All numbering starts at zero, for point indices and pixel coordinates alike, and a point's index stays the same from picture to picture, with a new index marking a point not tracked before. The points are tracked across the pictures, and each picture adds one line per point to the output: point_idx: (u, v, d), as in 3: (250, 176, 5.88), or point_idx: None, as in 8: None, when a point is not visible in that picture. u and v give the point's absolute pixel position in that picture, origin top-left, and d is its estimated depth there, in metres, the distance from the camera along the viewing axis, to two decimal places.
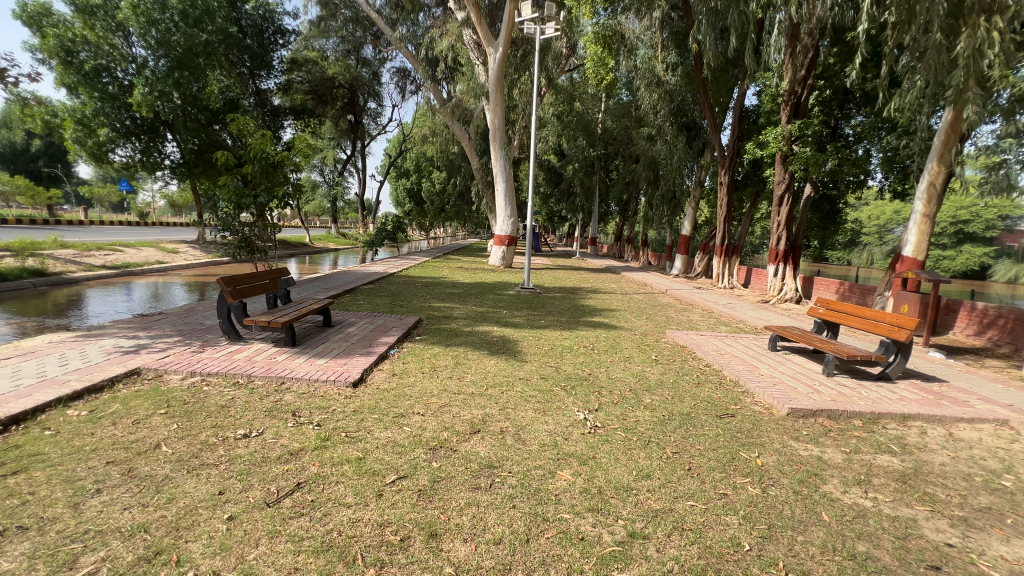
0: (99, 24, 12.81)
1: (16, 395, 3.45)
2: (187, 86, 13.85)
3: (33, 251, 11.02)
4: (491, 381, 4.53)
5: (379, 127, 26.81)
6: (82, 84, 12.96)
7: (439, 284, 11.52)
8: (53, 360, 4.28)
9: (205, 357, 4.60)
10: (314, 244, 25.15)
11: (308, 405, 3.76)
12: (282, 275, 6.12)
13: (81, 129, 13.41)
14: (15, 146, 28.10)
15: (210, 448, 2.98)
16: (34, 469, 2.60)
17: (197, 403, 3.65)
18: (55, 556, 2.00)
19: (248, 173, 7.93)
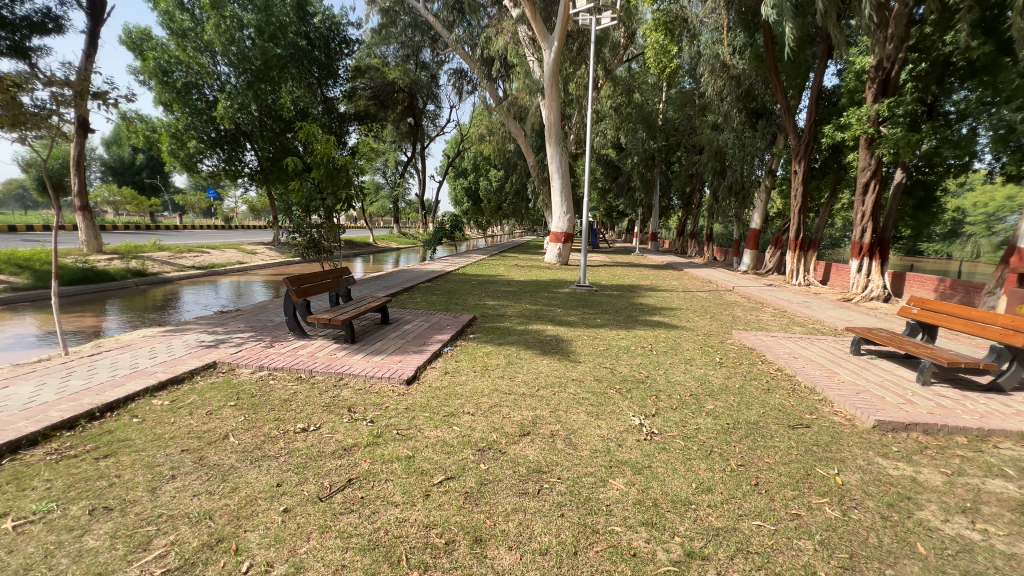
0: (190, 45, 14.04)
1: (111, 384, 3.82)
2: (264, 97, 14.91)
3: (136, 254, 12.31)
4: (543, 382, 4.44)
5: (438, 128, 27.46)
6: (176, 101, 14.26)
7: (494, 282, 11.57)
8: (144, 354, 4.72)
9: (273, 353, 4.89)
10: (377, 244, 26.27)
11: (364, 401, 3.87)
12: (344, 274, 6.37)
13: (175, 142, 14.83)
14: (124, 160, 31.58)
15: (272, 440, 3.13)
16: (121, 454, 2.84)
17: (262, 396, 3.86)
18: (132, 537, 2.16)
19: (316, 178, 8.31)
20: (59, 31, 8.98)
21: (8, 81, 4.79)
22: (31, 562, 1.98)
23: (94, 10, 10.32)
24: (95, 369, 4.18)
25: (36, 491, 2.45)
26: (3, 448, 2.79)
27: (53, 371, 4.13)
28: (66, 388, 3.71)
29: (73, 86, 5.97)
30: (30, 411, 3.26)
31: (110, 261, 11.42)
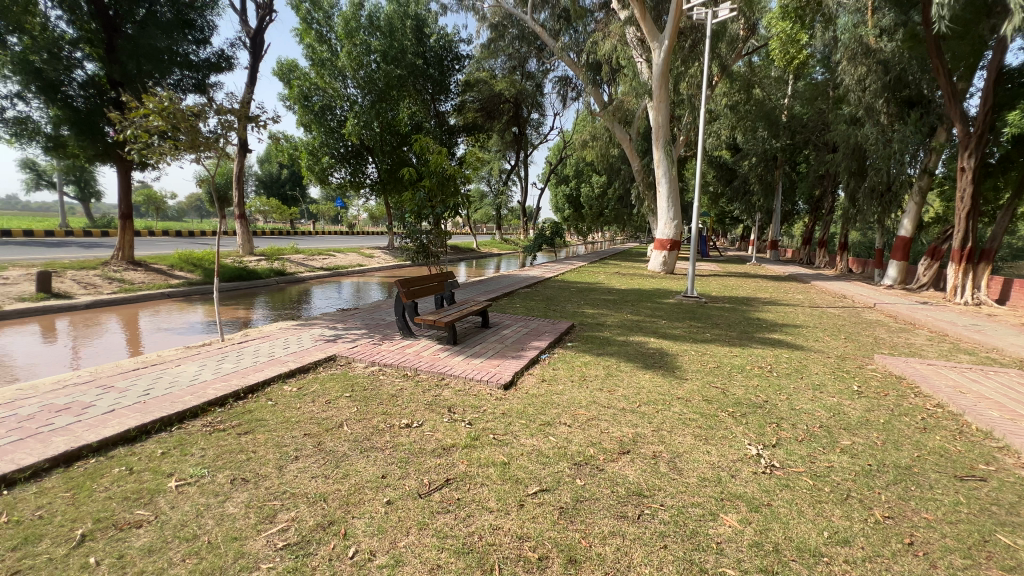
0: (326, 72, 15.87)
1: (253, 369, 4.39)
2: (384, 115, 16.34)
3: (278, 256, 14.15)
4: (645, 397, 4.18)
5: (541, 136, 27.82)
6: (314, 121, 16.20)
7: (594, 290, 11.32)
8: (279, 344, 5.36)
9: (384, 349, 5.26)
10: (480, 249, 27.33)
11: (463, 402, 3.97)
12: (449, 278, 6.66)
13: (312, 158, 16.85)
14: (272, 176, 36.65)
15: (380, 433, 3.34)
16: (257, 431, 3.23)
17: (373, 390, 4.15)
18: (262, 509, 2.41)
19: (427, 187, 8.83)
20: (229, 68, 10.70)
21: (189, 111, 5.76)
22: (186, 518, 2.29)
23: (255, 48, 12.14)
24: (242, 355, 4.84)
25: (193, 457, 2.86)
26: (171, 417, 3.32)
27: (211, 354, 4.86)
28: (220, 370, 4.33)
29: (237, 113, 7.05)
30: (193, 388, 3.85)
31: (258, 261, 13.28)
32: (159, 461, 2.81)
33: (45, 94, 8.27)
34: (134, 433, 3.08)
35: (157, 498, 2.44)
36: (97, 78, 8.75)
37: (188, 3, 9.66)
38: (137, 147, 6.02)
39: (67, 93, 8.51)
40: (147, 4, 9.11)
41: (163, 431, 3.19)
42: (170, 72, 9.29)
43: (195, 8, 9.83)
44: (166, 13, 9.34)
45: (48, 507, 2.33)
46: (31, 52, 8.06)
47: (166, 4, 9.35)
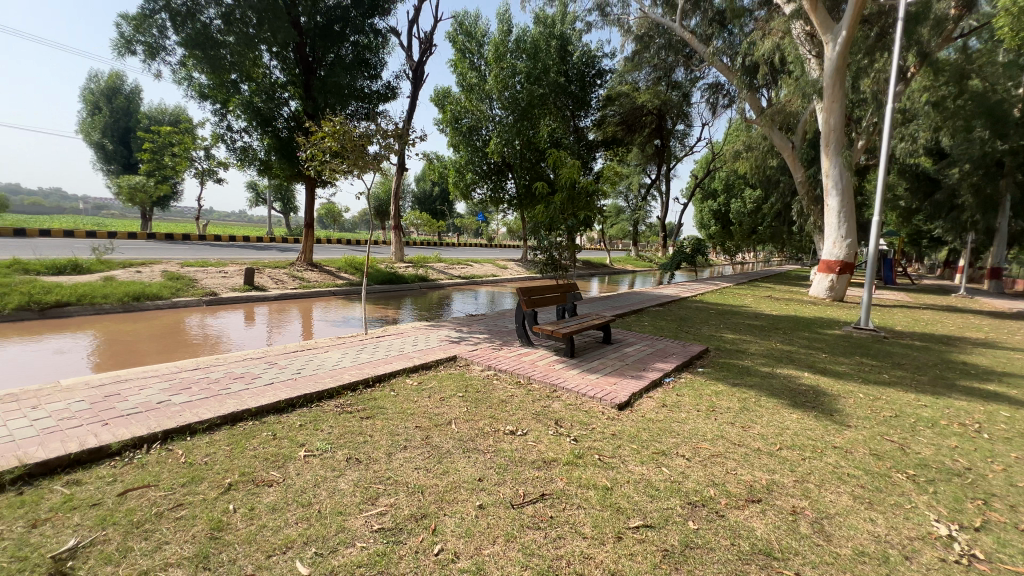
0: (475, 96, 17.15)
1: (383, 361, 4.82)
2: (525, 132, 17.02)
3: (424, 264, 15.59)
4: (788, 441, 3.51)
5: (686, 148, 26.24)
6: (463, 142, 17.63)
7: (737, 313, 10.12)
8: (410, 341, 5.83)
9: (501, 355, 5.36)
10: (613, 265, 26.68)
11: (572, 417, 3.79)
12: (571, 289, 6.55)
13: (458, 175, 18.33)
14: (426, 193, 40.68)
15: (485, 436, 3.35)
16: (377, 418, 3.49)
17: (485, 393, 4.22)
18: (367, 490, 2.56)
19: (558, 201, 8.83)
20: (393, 97, 12.23)
21: (355, 134, 6.65)
22: (306, 486, 2.54)
23: (416, 79, 13.69)
24: (377, 348, 5.36)
25: (322, 432, 3.20)
26: (312, 394, 3.77)
27: (354, 345, 5.48)
28: (357, 359, 4.85)
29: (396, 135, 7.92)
30: (334, 372, 4.36)
31: (406, 268, 14.78)
32: (296, 431, 3.20)
33: (261, 127, 10.41)
34: (283, 404, 3.56)
35: (289, 463, 2.77)
36: (297, 112, 10.72)
37: (365, 45, 11.31)
38: (316, 166, 7.18)
39: (276, 127, 10.57)
40: (335, 49, 10.91)
41: (305, 406, 3.64)
42: (348, 104, 10.96)
43: (370, 49, 11.47)
44: (348, 55, 11.08)
45: (211, 455, 2.78)
46: (255, 95, 10.24)
47: (349, 47, 11.08)
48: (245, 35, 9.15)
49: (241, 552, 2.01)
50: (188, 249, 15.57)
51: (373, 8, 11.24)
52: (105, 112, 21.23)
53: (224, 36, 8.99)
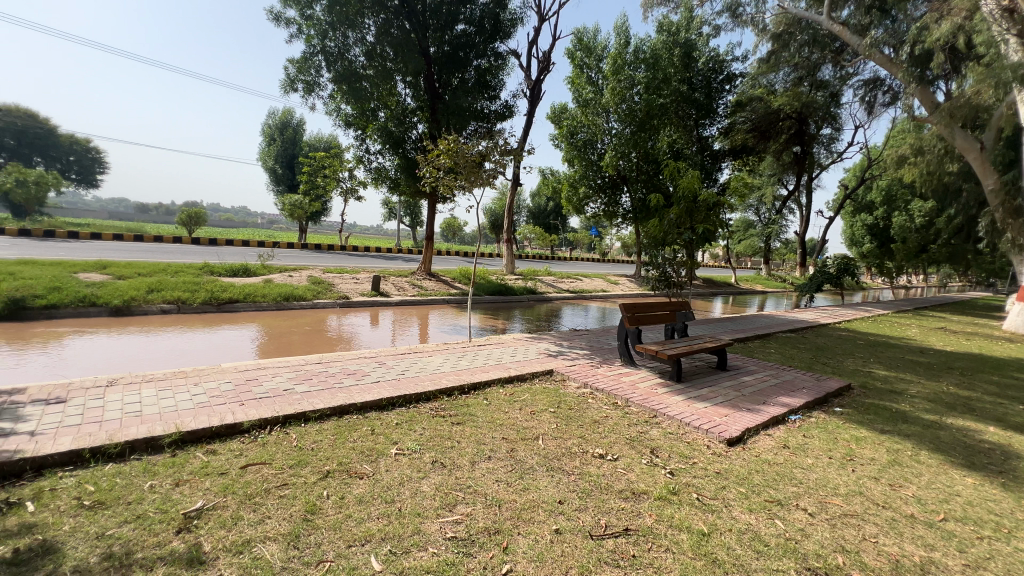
0: (591, 110, 17.07)
1: (481, 369, 4.93)
2: (642, 145, 16.42)
3: (533, 277, 15.82)
4: (958, 511, 2.77)
5: (833, 155, 23.10)
6: (578, 157, 17.63)
7: (895, 346, 8.47)
8: (509, 352, 5.89)
9: (599, 374, 5.13)
10: (738, 284, 24.36)
11: (671, 447, 3.46)
12: (682, 308, 6.08)
13: (572, 190, 18.43)
14: (541, 208, 41.40)
15: (572, 456, 3.20)
16: (467, 425, 3.55)
17: (578, 411, 4.06)
18: (447, 496, 2.59)
19: (674, 214, 8.09)
20: (510, 116, 12.72)
21: (467, 149, 7.01)
22: (392, 483, 2.65)
23: (532, 98, 14.08)
24: (477, 356, 5.52)
25: (414, 433, 3.34)
26: (411, 395, 3.98)
27: (456, 352, 5.71)
28: (457, 366, 5.02)
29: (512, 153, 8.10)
30: (433, 376, 4.56)
31: (516, 280, 15.13)
32: (392, 429, 3.39)
33: (393, 149, 11.53)
34: (384, 402, 3.81)
35: (380, 459, 2.92)
36: (424, 134, 11.69)
37: (486, 68, 11.97)
38: (435, 183, 7.69)
39: (406, 148, 11.61)
40: (460, 74, 11.71)
41: (403, 405, 3.85)
42: (469, 124, 11.66)
43: (491, 71, 12.09)
44: (471, 78, 11.82)
45: (318, 442, 3.07)
46: (389, 121, 11.42)
47: (472, 71, 11.81)
48: (383, 68, 10.60)
49: (326, 537, 2.15)
50: (331, 257, 17.80)
51: (495, 34, 11.87)
52: (278, 142, 25.41)
53: (366, 70, 10.54)
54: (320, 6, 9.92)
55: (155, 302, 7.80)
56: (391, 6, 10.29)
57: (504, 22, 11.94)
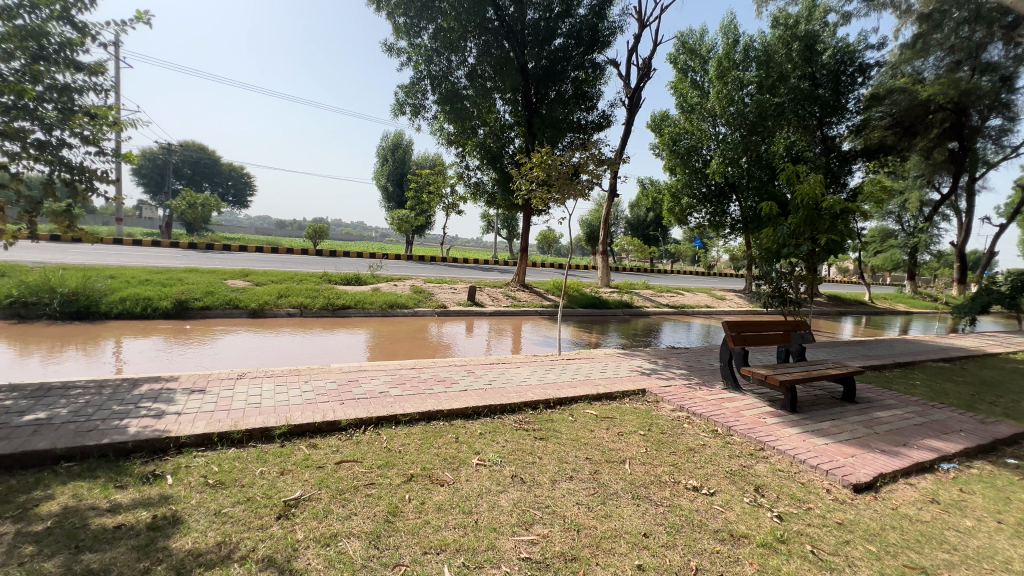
0: (696, 116, 16.13)
1: (568, 384, 4.81)
2: (755, 149, 15.07)
3: (630, 291, 15.26)
4: None
5: (1004, 150, 19.26)
6: (680, 165, 16.72)
7: None
8: (598, 368, 5.69)
9: (697, 397, 4.73)
10: (874, 302, 21.20)
11: (781, 486, 3.03)
12: (799, 328, 5.39)
13: (674, 201, 17.65)
14: (640, 219, 39.94)
15: (661, 485, 2.95)
16: (550, 441, 3.46)
17: (671, 436, 3.75)
18: (524, 513, 2.52)
19: (791, 224, 7.09)
20: (608, 125, 12.53)
21: (561, 161, 6.97)
22: (470, 494, 2.65)
23: (631, 106, 13.71)
24: (565, 371, 5.41)
25: (497, 444, 3.33)
26: (496, 406, 3.99)
27: (544, 365, 5.65)
28: (544, 379, 4.96)
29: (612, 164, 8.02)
30: (520, 388, 4.55)
31: (611, 293, 14.71)
32: (475, 438, 3.41)
33: (491, 164, 12.00)
34: (470, 411, 3.87)
35: (462, 467, 2.95)
36: (520, 148, 11.97)
37: (584, 79, 11.93)
38: (528, 195, 7.78)
39: (502, 163, 11.99)
40: (557, 87, 11.81)
41: (488, 416, 3.87)
42: (564, 136, 11.75)
43: (589, 82, 12.03)
44: (568, 91, 11.88)
45: (406, 445, 3.19)
46: (488, 137, 11.89)
47: (569, 83, 11.84)
48: (483, 87, 11.11)
49: (405, 541, 2.20)
50: (433, 268, 18.88)
51: (593, 44, 11.80)
52: (390, 162, 27.70)
53: (467, 91, 11.08)
54: (427, 34, 10.67)
55: (283, 306, 8.84)
56: (491, 27, 10.76)
57: (603, 32, 11.82)
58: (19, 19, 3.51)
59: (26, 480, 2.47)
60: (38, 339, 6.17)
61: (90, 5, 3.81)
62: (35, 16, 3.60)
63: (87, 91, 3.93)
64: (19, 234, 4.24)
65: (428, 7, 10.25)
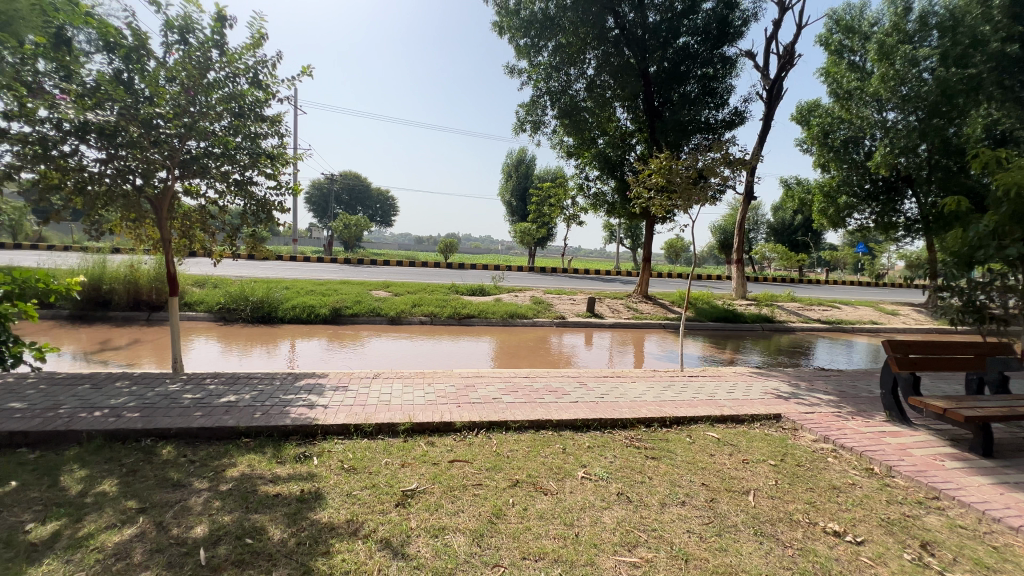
0: (854, 103, 13.69)
1: (687, 403, 4.49)
2: (941, 132, 12.01)
3: (770, 303, 13.64)
4: None
5: None
6: (834, 160, 14.49)
7: None
8: (725, 387, 5.20)
9: (848, 428, 4.05)
10: None
11: (960, 546, 2.45)
12: (997, 352, 4.30)
13: (827, 201, 15.40)
14: (785, 223, 35.45)
15: (791, 523, 2.59)
16: (663, 461, 3.27)
17: (810, 470, 3.27)
18: (627, 533, 2.42)
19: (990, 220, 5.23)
20: (741, 122, 11.52)
21: (684, 166, 6.62)
22: (573, 507, 2.63)
23: (770, 98, 12.38)
24: (685, 388, 5.05)
25: (604, 459, 3.25)
26: (606, 420, 3.90)
27: (662, 381, 5.36)
28: (661, 396, 4.69)
29: (746, 165, 7.28)
30: (633, 404, 4.37)
31: (747, 306, 13.30)
32: (583, 451, 3.38)
33: (610, 173, 11.83)
34: (579, 423, 3.84)
35: (567, 479, 2.94)
36: (641, 154, 11.62)
37: (711, 76, 11.18)
38: (647, 203, 7.46)
39: (622, 171, 11.77)
40: (681, 88, 11.23)
41: (598, 430, 3.80)
42: (690, 138, 11.11)
43: (717, 78, 11.23)
44: (693, 91, 11.20)
45: (514, 451, 3.29)
46: (608, 146, 11.79)
47: (694, 82, 11.19)
48: (602, 97, 11.06)
49: (505, 543, 2.27)
50: (554, 280, 19.13)
51: (722, 37, 11.00)
52: (514, 178, 28.89)
53: (586, 102, 11.15)
54: (546, 52, 10.96)
55: (416, 314, 9.74)
56: (611, 36, 10.66)
57: (734, 23, 10.96)
58: (227, 87, 4.50)
59: (219, 449, 3.12)
60: (237, 338, 7.71)
61: (274, 70, 4.74)
62: (237, 83, 4.58)
63: (270, 138, 4.87)
64: (224, 254, 5.38)
65: (548, 26, 10.55)
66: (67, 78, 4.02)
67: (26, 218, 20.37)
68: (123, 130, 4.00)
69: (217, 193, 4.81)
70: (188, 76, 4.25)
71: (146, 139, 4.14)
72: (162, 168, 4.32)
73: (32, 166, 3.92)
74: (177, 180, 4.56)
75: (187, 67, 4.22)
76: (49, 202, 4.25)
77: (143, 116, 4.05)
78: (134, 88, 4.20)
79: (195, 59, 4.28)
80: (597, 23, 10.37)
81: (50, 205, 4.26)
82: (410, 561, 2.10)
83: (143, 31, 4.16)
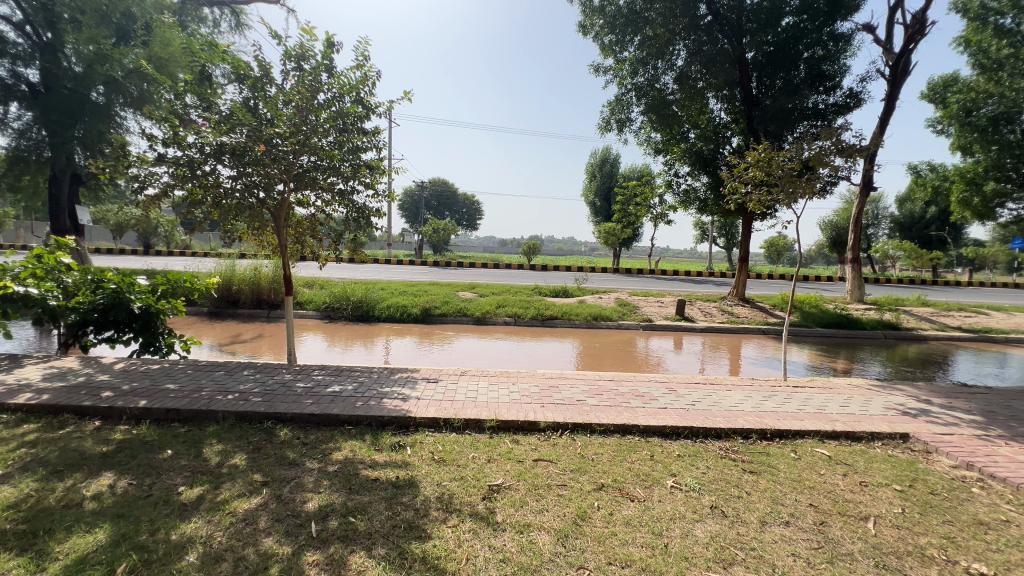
0: (1006, 73, 10.61)
1: (793, 416, 4.10)
2: None
3: (895, 307, 11.99)
4: None
5: None
6: (978, 141, 11.35)
7: None
8: (839, 401, 4.66)
9: (999, 455, 3.44)
10: None
11: None
12: None
13: (969, 189, 12.31)
14: (914, 216, 30.84)
15: (922, 559, 2.26)
16: (763, 476, 3.02)
17: (946, 500, 2.84)
18: (722, 550, 2.27)
19: None
20: (857, 105, 10.31)
21: (788, 157, 6.06)
22: (661, 517, 2.52)
23: (894, 75, 10.93)
24: (789, 399, 4.61)
25: (696, 470, 3.08)
26: (698, 429, 3.69)
27: (762, 391, 4.94)
28: (761, 406, 4.34)
29: (864, 152, 6.47)
30: (729, 413, 4.09)
31: (866, 310, 11.81)
32: (673, 459, 3.23)
33: (703, 169, 11.21)
34: (668, 430, 3.67)
35: (655, 487, 2.83)
36: (738, 147, 10.86)
37: (822, 56, 10.12)
38: (744, 199, 6.94)
39: (716, 165, 11.08)
40: (785, 73, 10.30)
41: (689, 438, 3.61)
42: (796, 126, 10.15)
43: (829, 58, 10.15)
44: (800, 74, 10.21)
45: (599, 454, 3.24)
46: (700, 140, 11.17)
47: (802, 65, 10.19)
48: (694, 88, 10.53)
49: (590, 546, 2.24)
50: (641, 281, 18.44)
51: (834, 13, 9.91)
52: (598, 178, 28.41)
53: (675, 95, 10.68)
54: (633, 46, 10.66)
55: (501, 316, 9.95)
56: (703, 24, 10.08)
57: None
58: (334, 106, 4.95)
59: (327, 433, 3.44)
60: (340, 335, 8.44)
61: (374, 88, 5.11)
62: (342, 102, 5.02)
63: (368, 150, 5.27)
64: (330, 258, 5.90)
65: (635, 20, 10.22)
66: (208, 107, 4.69)
67: (177, 229, 24.14)
68: (250, 150, 4.58)
69: (325, 203, 5.31)
70: (301, 98, 4.73)
71: (268, 157, 4.68)
72: (280, 181, 4.85)
73: (183, 184, 4.62)
74: (292, 192, 5.10)
75: (300, 90, 4.71)
76: (194, 215, 4.96)
77: (265, 137, 4.57)
78: (258, 113, 4.78)
79: (308, 82, 4.77)
80: (688, 11, 9.86)
81: (194, 217, 4.97)
82: (497, 553, 2.15)
83: (266, 62, 4.71)
